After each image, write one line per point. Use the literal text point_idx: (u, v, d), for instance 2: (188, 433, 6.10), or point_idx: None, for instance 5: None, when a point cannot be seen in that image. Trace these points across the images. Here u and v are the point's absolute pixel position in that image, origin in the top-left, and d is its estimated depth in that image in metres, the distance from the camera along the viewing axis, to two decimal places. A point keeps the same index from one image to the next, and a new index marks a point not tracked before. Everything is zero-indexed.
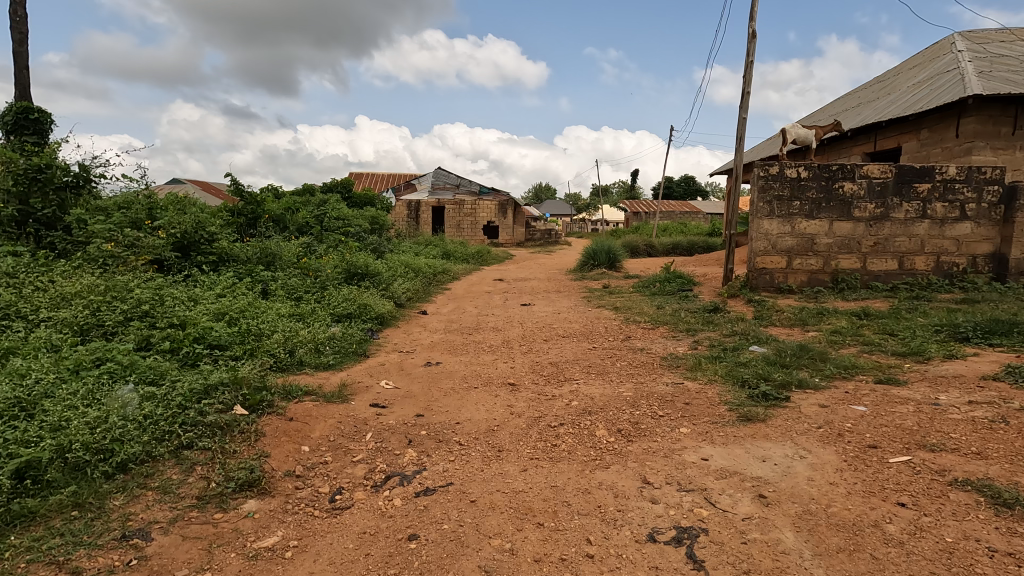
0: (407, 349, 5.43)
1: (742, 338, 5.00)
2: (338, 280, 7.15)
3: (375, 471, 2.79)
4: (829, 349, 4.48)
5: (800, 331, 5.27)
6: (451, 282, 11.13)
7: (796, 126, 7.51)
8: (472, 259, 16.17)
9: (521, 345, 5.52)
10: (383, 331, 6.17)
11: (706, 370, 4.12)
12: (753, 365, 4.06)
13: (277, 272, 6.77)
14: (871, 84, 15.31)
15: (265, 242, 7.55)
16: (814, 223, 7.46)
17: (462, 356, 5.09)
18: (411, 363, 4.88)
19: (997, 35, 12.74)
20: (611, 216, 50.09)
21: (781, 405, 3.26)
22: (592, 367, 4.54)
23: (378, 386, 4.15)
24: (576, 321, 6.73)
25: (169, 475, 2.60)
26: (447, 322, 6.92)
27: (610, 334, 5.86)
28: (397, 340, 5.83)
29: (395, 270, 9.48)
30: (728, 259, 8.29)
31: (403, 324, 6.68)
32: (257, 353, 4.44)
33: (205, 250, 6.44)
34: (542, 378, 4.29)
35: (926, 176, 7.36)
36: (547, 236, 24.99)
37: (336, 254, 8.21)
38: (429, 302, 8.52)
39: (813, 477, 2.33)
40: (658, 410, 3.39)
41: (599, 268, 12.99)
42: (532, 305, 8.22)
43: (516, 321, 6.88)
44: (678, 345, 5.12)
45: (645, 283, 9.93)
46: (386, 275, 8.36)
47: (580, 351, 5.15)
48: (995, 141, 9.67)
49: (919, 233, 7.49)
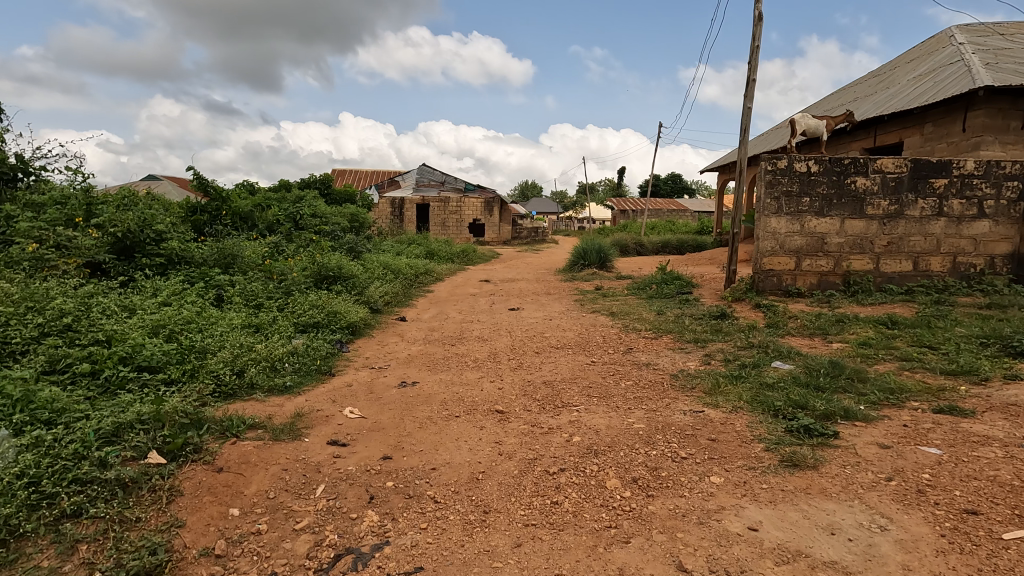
0: (379, 365, 4.76)
1: (761, 352, 4.42)
2: (306, 284, 6.42)
3: (322, 546, 2.12)
4: (863, 365, 3.91)
5: (823, 342, 4.70)
6: (434, 284, 10.44)
7: (805, 116, 6.94)
8: (458, 259, 15.48)
9: (509, 359, 4.88)
10: (354, 343, 5.49)
11: (727, 393, 3.52)
12: (783, 387, 3.47)
13: (236, 275, 6.04)
14: (867, 79, 14.91)
15: (224, 242, 6.81)
16: (825, 221, 6.93)
17: (442, 374, 4.43)
18: (383, 383, 4.21)
19: (995, 28, 12.40)
20: (599, 214, 49.65)
21: (830, 444, 2.66)
22: (592, 388, 3.92)
23: (341, 416, 3.48)
24: (571, 329, 6.11)
25: (37, 563, 1.93)
26: (427, 331, 6.25)
27: (609, 345, 5.24)
28: (369, 353, 5.15)
29: (373, 272, 8.77)
30: (731, 259, 7.73)
31: (377, 333, 6.00)
32: (197, 376, 3.73)
33: (151, 251, 5.70)
34: (536, 402, 3.65)
35: (943, 171, 6.87)
36: (534, 235, 24.38)
37: (306, 255, 7.49)
38: (409, 307, 7.84)
39: (908, 566, 1.73)
40: (680, 450, 2.78)
41: (590, 268, 12.39)
42: (521, 310, 7.59)
43: (505, 329, 6.24)
44: (688, 359, 4.52)
45: (640, 284, 9.33)
46: (362, 277, 7.67)
47: (578, 367, 4.52)
48: (1005, 135, 9.23)
49: (935, 232, 7.00)
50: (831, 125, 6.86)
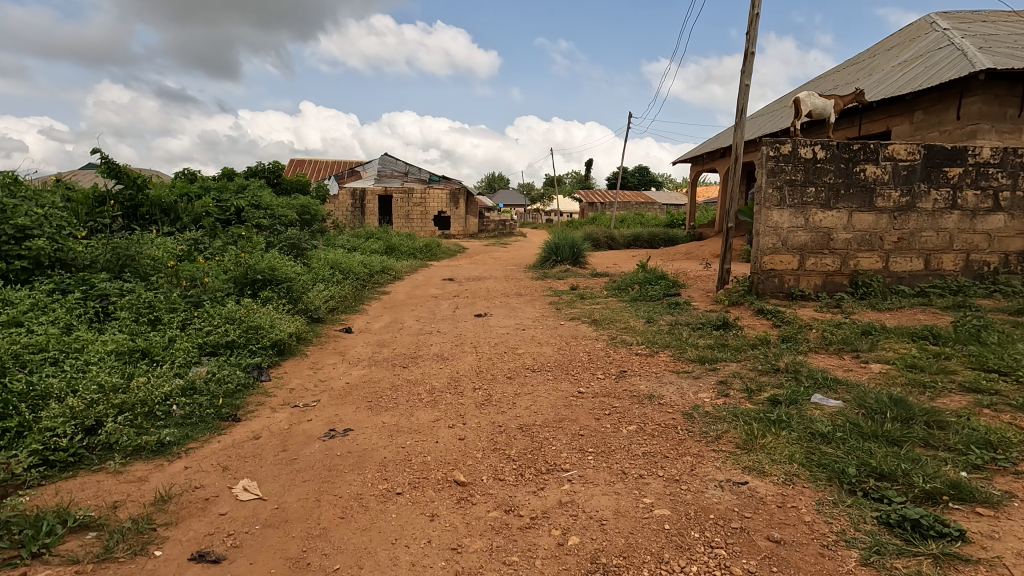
0: (304, 401, 3.66)
1: (791, 379, 3.51)
2: (226, 291, 5.22)
3: None
4: (928, 398, 3.06)
5: (858, 364, 3.85)
6: (391, 284, 9.33)
7: (810, 94, 6.08)
8: (421, 254, 14.34)
9: (475, 388, 3.86)
10: (278, 367, 4.37)
11: (770, 449, 2.58)
12: (845, 441, 2.56)
13: (130, 281, 4.82)
14: (846, 67, 14.42)
15: (119, 240, 5.53)
16: (831, 214, 6.13)
17: (386, 414, 3.39)
18: (303, 433, 3.12)
19: (976, 15, 12.01)
20: (566, 207, 49.01)
21: (966, 557, 1.74)
22: (585, 439, 2.92)
23: (229, 498, 2.38)
24: (549, 342, 5.13)
25: None
26: (375, 347, 5.18)
27: (597, 367, 4.28)
28: (295, 382, 4.04)
29: (318, 273, 7.61)
30: (723, 258, 6.88)
31: (312, 352, 4.89)
32: (21, 440, 2.59)
33: (10, 252, 4.46)
34: (511, 466, 2.64)
35: (958, 159, 6.17)
36: (501, 228, 23.38)
37: (231, 253, 6.27)
38: (358, 315, 6.75)
39: None
40: (736, 568, 1.81)
41: (562, 264, 11.48)
42: (489, 317, 6.61)
43: (470, 343, 5.22)
44: (699, 390, 3.59)
45: (620, 284, 8.42)
46: (301, 280, 6.51)
47: (561, 400, 3.55)
48: (1002, 123, 8.66)
49: (947, 227, 6.30)
50: (839, 106, 6.05)
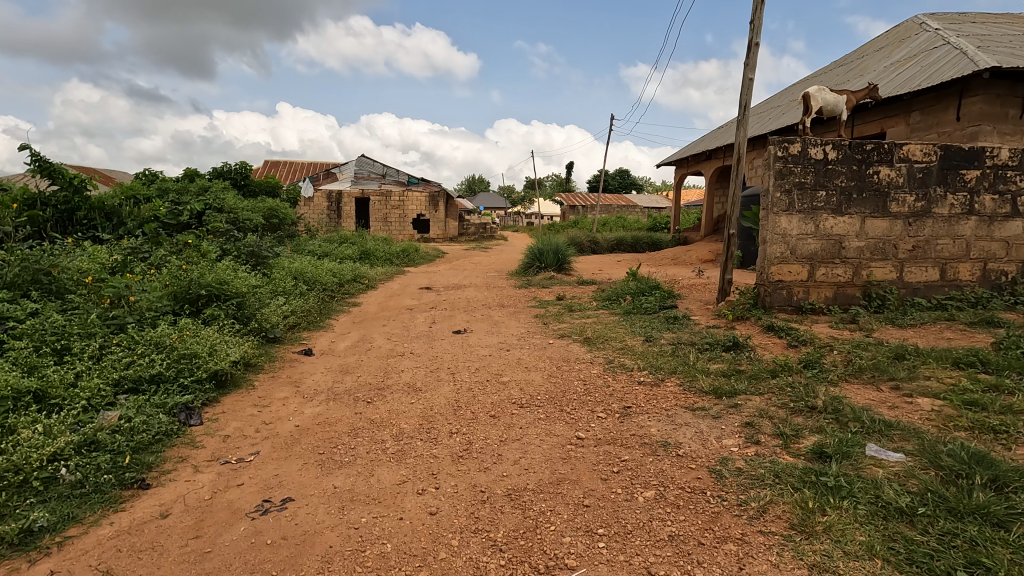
0: (238, 456, 2.94)
1: (834, 422, 2.92)
2: (160, 310, 4.46)
3: None
4: (1008, 452, 2.49)
5: (900, 397, 3.30)
6: (362, 294, 8.60)
7: (820, 89, 5.54)
8: (398, 260, 13.59)
9: (453, 434, 3.19)
10: (215, 407, 3.64)
11: (838, 535, 1.97)
12: (936, 523, 1.96)
13: (38, 301, 4.04)
14: (834, 69, 14.11)
15: (33, 250, 4.72)
16: (843, 220, 5.61)
17: (340, 475, 2.70)
18: (228, 506, 2.43)
19: (968, 16, 11.75)
20: (548, 210, 48.55)
21: None
22: (592, 513, 2.29)
23: None
24: (538, 368, 4.48)
25: None
26: (337, 374, 4.46)
27: (596, 401, 3.65)
28: (233, 427, 3.32)
29: (280, 285, 6.86)
30: (724, 267, 6.32)
31: (261, 383, 4.17)
32: None
33: None
34: (499, 562, 1.98)
35: (976, 160, 5.71)
36: (482, 232, 22.70)
37: (172, 263, 5.49)
38: (322, 332, 6.03)
39: None
40: None
41: (546, 271, 10.85)
42: (469, 333, 5.94)
43: (447, 369, 4.54)
44: (723, 434, 2.98)
45: (610, 294, 7.81)
46: (255, 294, 5.76)
47: (557, 450, 2.90)
48: (1004, 124, 8.28)
49: (964, 234, 5.84)
50: (852, 102, 5.54)
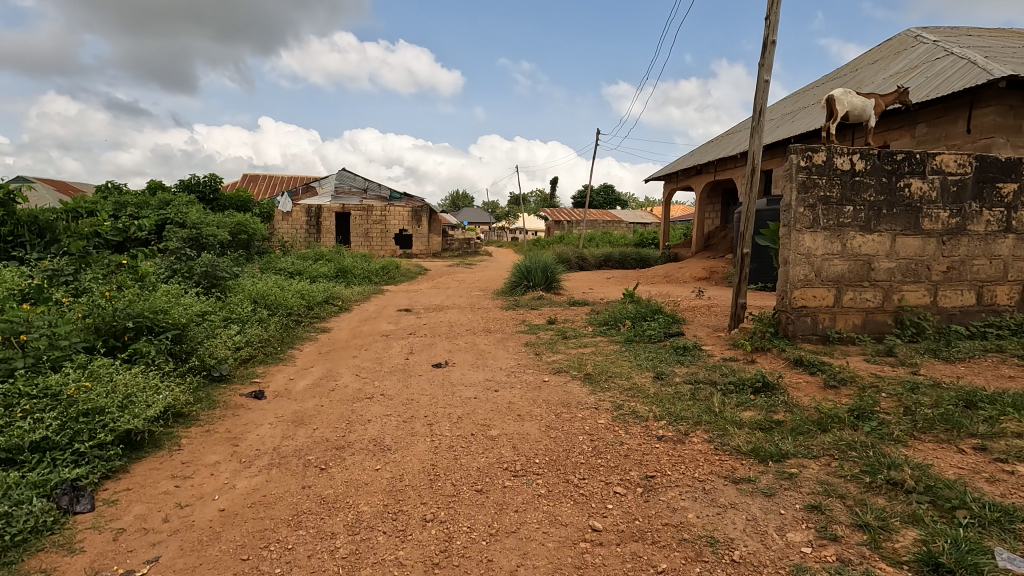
0: (128, 567, 2.13)
1: (931, 509, 2.21)
2: (70, 348, 3.63)
3: None
4: None
5: (992, 463, 2.62)
6: (334, 318, 7.77)
7: (845, 92, 4.92)
8: (377, 278, 12.77)
9: (427, 521, 2.42)
10: (119, 482, 2.81)
11: None
12: None
13: None
14: (827, 82, 13.78)
15: None
16: (871, 239, 5.00)
17: None
18: None
19: (964, 29, 11.47)
20: (533, 225, 48.07)
21: None
22: None
23: None
24: (534, 417, 3.70)
25: None
26: (288, 427, 3.64)
27: (610, 467, 2.89)
28: (133, 515, 2.49)
29: (235, 309, 6.03)
30: (738, 292, 5.68)
31: (191, 442, 3.34)
32: None
33: None
34: None
35: (1013, 173, 5.15)
36: (466, 247, 21.97)
37: (99, 287, 4.66)
38: (281, 367, 5.21)
39: None
40: None
41: (535, 290, 10.13)
42: (452, 367, 5.16)
43: (422, 418, 3.74)
44: (786, 523, 2.26)
45: (608, 318, 7.09)
46: (201, 323, 4.94)
47: (566, 553, 2.14)
48: (1018, 137, 7.81)
49: (1001, 254, 5.26)
50: (879, 106, 4.94)
